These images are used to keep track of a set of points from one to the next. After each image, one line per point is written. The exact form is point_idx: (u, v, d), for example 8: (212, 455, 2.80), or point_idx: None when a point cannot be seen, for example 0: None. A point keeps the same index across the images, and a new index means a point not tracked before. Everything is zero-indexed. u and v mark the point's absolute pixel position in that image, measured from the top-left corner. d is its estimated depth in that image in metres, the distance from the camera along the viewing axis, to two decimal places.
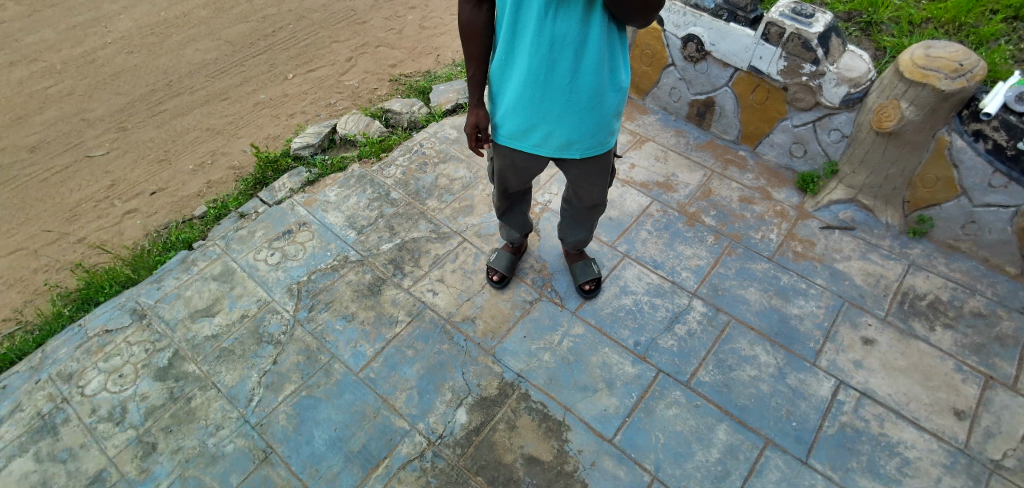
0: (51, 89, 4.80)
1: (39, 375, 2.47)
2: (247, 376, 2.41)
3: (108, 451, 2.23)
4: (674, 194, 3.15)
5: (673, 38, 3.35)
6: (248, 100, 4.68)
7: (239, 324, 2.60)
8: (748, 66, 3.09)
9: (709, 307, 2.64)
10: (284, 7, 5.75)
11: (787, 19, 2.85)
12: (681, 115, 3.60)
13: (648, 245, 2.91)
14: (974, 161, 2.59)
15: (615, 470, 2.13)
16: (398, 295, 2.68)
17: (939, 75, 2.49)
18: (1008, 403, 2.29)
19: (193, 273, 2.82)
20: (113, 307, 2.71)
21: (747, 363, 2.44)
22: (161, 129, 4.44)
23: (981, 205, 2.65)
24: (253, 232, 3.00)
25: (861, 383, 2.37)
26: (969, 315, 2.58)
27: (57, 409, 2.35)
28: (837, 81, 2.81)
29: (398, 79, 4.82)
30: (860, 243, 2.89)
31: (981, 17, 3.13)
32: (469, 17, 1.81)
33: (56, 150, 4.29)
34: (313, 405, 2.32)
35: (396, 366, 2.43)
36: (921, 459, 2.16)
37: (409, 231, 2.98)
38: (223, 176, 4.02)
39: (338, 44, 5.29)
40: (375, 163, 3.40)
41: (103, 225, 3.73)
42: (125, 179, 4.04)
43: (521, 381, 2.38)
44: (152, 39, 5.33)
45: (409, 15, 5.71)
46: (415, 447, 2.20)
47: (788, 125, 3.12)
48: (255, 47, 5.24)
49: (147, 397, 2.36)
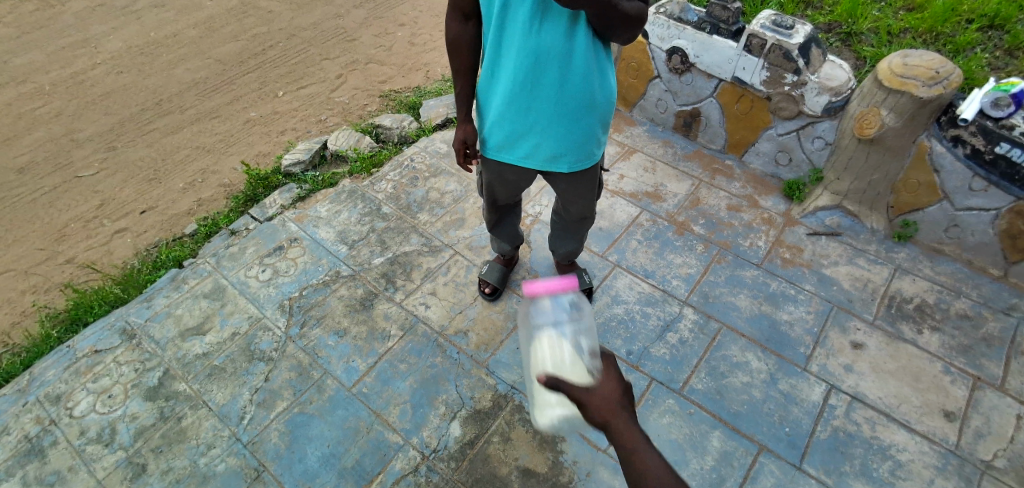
0: (41, 110, 4.80)
1: (27, 397, 2.44)
2: (238, 395, 2.39)
3: (97, 473, 2.20)
4: (663, 204, 3.19)
5: (658, 51, 3.41)
6: (238, 118, 4.70)
7: (231, 342, 2.58)
8: (732, 77, 3.16)
9: (700, 314, 2.66)
10: (274, 26, 5.79)
11: (768, 31, 2.92)
12: (668, 126, 3.65)
13: (638, 254, 2.93)
14: (954, 166, 2.65)
15: (611, 481, 2.12)
16: (390, 310, 2.68)
17: (916, 82, 2.55)
18: (996, 403, 2.32)
19: (183, 291, 2.81)
20: (103, 327, 2.68)
21: (738, 369, 2.45)
22: (151, 148, 4.44)
23: (963, 209, 2.71)
24: (244, 249, 3.00)
25: (852, 387, 2.39)
26: (956, 317, 2.62)
27: (45, 431, 2.32)
28: (818, 90, 2.88)
29: (388, 95, 4.86)
30: (846, 248, 2.93)
31: (958, 26, 3.21)
32: (458, 31, 1.88)
33: (45, 171, 4.27)
34: (306, 422, 2.31)
35: (389, 381, 2.42)
36: (913, 460, 2.17)
37: (400, 245, 2.99)
38: (213, 194, 4.02)
39: (328, 62, 5.33)
40: (366, 178, 3.41)
41: (92, 245, 3.71)
42: (114, 199, 4.03)
43: (515, 393, 2.38)
44: (142, 58, 5.34)
45: (398, 32, 5.78)
46: (409, 461, 2.18)
47: (773, 134, 3.18)
48: (245, 65, 5.27)
49: (137, 417, 2.34)
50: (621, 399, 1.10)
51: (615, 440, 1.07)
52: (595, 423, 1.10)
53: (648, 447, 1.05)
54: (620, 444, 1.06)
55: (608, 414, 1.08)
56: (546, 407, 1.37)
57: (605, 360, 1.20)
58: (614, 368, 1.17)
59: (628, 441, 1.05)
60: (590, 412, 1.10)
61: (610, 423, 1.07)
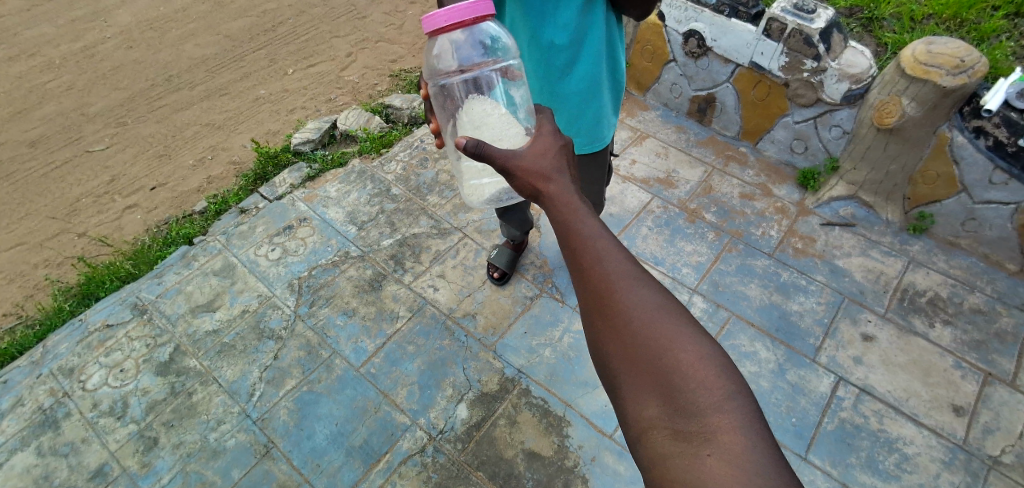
0: (51, 84, 4.79)
1: (40, 370, 2.47)
2: (248, 372, 2.41)
3: (109, 445, 2.23)
4: (675, 191, 3.15)
5: (675, 34, 3.35)
6: (248, 95, 4.67)
7: (240, 319, 2.60)
8: (750, 62, 3.09)
9: (709, 303, 2.65)
10: (284, 2, 5.72)
11: (789, 15, 2.83)
12: (682, 112, 3.59)
13: (648, 241, 2.91)
14: (974, 158, 2.59)
15: (616, 466, 2.13)
16: (399, 291, 2.68)
17: (940, 71, 2.49)
18: (1007, 399, 2.30)
19: (193, 268, 2.82)
20: (114, 301, 2.70)
21: (747, 359, 2.45)
22: (161, 124, 4.42)
23: (982, 202, 2.65)
24: (254, 228, 3.00)
25: (861, 379, 2.38)
26: (969, 311, 2.59)
27: (58, 403, 2.36)
28: (838, 77, 2.81)
29: (398, 74, 4.81)
30: (860, 240, 2.89)
31: (983, 13, 3.12)
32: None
33: (56, 145, 4.28)
34: (314, 400, 2.33)
35: (396, 362, 2.43)
36: (920, 454, 2.17)
37: (410, 227, 2.98)
38: (223, 171, 4.02)
39: (338, 39, 5.27)
40: (376, 158, 3.39)
41: (103, 220, 3.73)
42: (125, 174, 4.03)
43: (521, 377, 2.38)
44: (151, 33, 5.30)
45: (410, 10, 5.69)
46: (416, 442, 2.20)
47: (789, 121, 3.12)
48: (255, 41, 5.22)
49: (148, 392, 2.37)
50: (556, 168, 1.12)
51: (549, 205, 1.08)
52: (533, 197, 1.13)
53: (578, 205, 1.04)
54: (552, 207, 1.07)
55: (539, 181, 1.10)
56: (471, 173, 1.69)
57: (542, 125, 1.23)
58: (555, 140, 1.19)
59: (559, 202, 1.06)
60: (524, 183, 1.12)
61: (542, 189, 1.09)
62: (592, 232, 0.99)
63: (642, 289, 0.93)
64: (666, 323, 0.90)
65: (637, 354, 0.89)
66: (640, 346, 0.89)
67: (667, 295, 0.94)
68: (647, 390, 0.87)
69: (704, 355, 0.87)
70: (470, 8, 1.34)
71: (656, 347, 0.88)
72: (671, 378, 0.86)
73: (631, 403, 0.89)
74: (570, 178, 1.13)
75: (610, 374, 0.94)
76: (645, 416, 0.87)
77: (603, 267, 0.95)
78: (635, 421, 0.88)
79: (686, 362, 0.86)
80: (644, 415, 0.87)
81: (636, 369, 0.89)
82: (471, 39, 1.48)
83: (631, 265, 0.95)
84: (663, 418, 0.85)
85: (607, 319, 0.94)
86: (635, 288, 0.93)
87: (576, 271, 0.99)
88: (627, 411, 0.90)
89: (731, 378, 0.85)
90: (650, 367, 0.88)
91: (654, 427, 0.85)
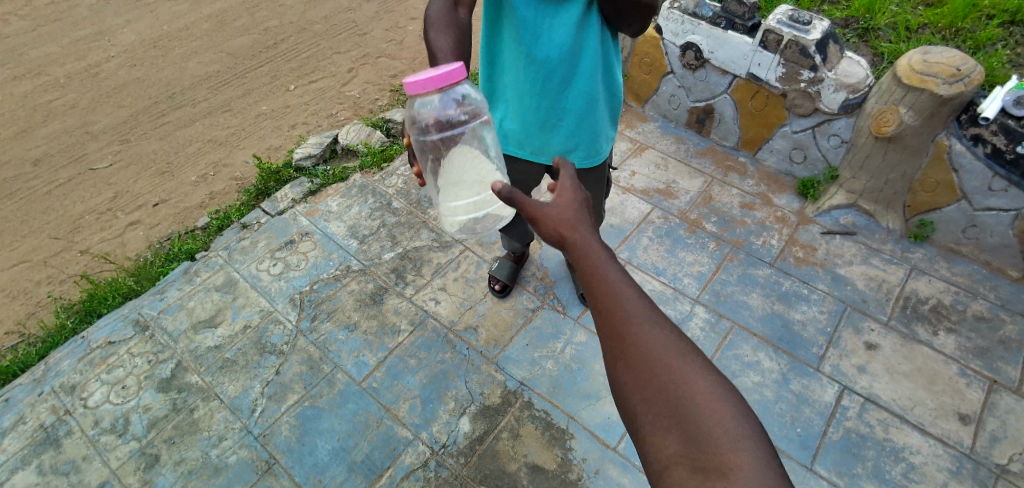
0: (55, 102, 4.84)
1: (42, 387, 2.47)
2: (250, 387, 2.41)
3: (110, 462, 2.22)
4: (675, 201, 3.16)
5: (672, 46, 3.38)
6: (250, 111, 4.71)
7: (242, 335, 2.60)
8: (747, 73, 3.12)
9: (712, 313, 2.64)
10: (286, 20, 5.80)
11: (785, 26, 2.87)
12: (681, 122, 3.61)
13: (649, 252, 2.91)
14: (973, 165, 2.59)
15: (620, 479, 2.12)
16: (401, 305, 2.68)
17: (937, 80, 2.50)
18: (1013, 407, 2.28)
19: (195, 284, 2.83)
20: (116, 318, 2.71)
21: (750, 369, 2.43)
22: (164, 140, 4.46)
23: (982, 209, 2.65)
24: (256, 243, 3.01)
25: (865, 388, 2.36)
26: (972, 319, 2.58)
27: (60, 421, 2.35)
28: (835, 87, 2.83)
29: (399, 89, 4.85)
30: (861, 248, 2.89)
31: (978, 22, 3.15)
32: (441, 11, 1.74)
33: (60, 163, 4.31)
34: (317, 415, 2.32)
35: (399, 376, 2.43)
36: (926, 463, 2.15)
37: (411, 240, 2.99)
38: (226, 187, 4.04)
39: (339, 55, 5.33)
40: (377, 173, 3.41)
41: (106, 236, 3.74)
42: (128, 191, 4.06)
43: (524, 389, 2.37)
44: (154, 52, 5.37)
45: (410, 26, 5.76)
46: (418, 456, 2.19)
47: (788, 131, 3.13)
48: (257, 59, 5.28)
49: (150, 408, 2.36)
50: (576, 216, 1.14)
51: (568, 248, 1.10)
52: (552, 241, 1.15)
53: (597, 248, 1.06)
54: (570, 251, 1.09)
55: (556, 224, 1.12)
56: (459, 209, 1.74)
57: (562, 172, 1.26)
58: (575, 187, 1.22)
59: (577, 245, 1.08)
60: (543, 227, 1.15)
61: (559, 231, 1.12)
62: (612, 275, 1.00)
63: (661, 331, 0.94)
64: (685, 364, 0.90)
65: (655, 394, 0.90)
66: (659, 387, 0.90)
67: (686, 338, 0.94)
68: (666, 430, 0.87)
69: (723, 396, 0.86)
70: (449, 73, 1.38)
71: (675, 386, 0.88)
72: (689, 418, 0.85)
73: (650, 442, 0.89)
74: (590, 224, 1.14)
75: (629, 413, 0.94)
76: (664, 454, 0.86)
77: (623, 309, 0.96)
78: (655, 459, 0.88)
79: (702, 397, 0.86)
80: (664, 454, 0.87)
81: (655, 409, 0.89)
82: (445, 98, 1.51)
83: (650, 307, 0.97)
84: (682, 456, 0.84)
85: (627, 360, 0.94)
86: (654, 330, 0.94)
87: (597, 313, 1.00)
88: (646, 451, 0.90)
89: (751, 419, 0.85)
90: (668, 407, 0.88)
91: (673, 466, 0.85)
